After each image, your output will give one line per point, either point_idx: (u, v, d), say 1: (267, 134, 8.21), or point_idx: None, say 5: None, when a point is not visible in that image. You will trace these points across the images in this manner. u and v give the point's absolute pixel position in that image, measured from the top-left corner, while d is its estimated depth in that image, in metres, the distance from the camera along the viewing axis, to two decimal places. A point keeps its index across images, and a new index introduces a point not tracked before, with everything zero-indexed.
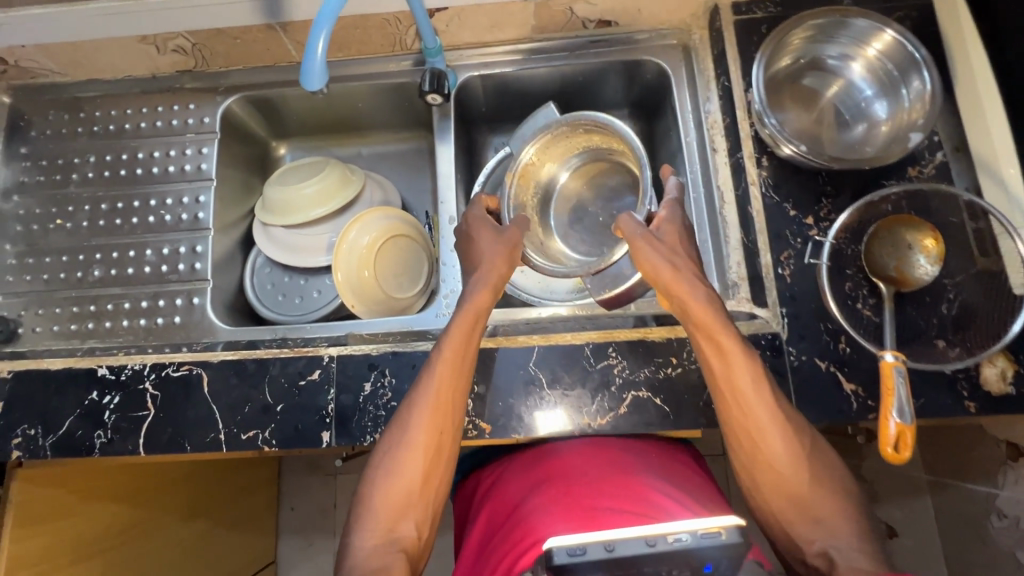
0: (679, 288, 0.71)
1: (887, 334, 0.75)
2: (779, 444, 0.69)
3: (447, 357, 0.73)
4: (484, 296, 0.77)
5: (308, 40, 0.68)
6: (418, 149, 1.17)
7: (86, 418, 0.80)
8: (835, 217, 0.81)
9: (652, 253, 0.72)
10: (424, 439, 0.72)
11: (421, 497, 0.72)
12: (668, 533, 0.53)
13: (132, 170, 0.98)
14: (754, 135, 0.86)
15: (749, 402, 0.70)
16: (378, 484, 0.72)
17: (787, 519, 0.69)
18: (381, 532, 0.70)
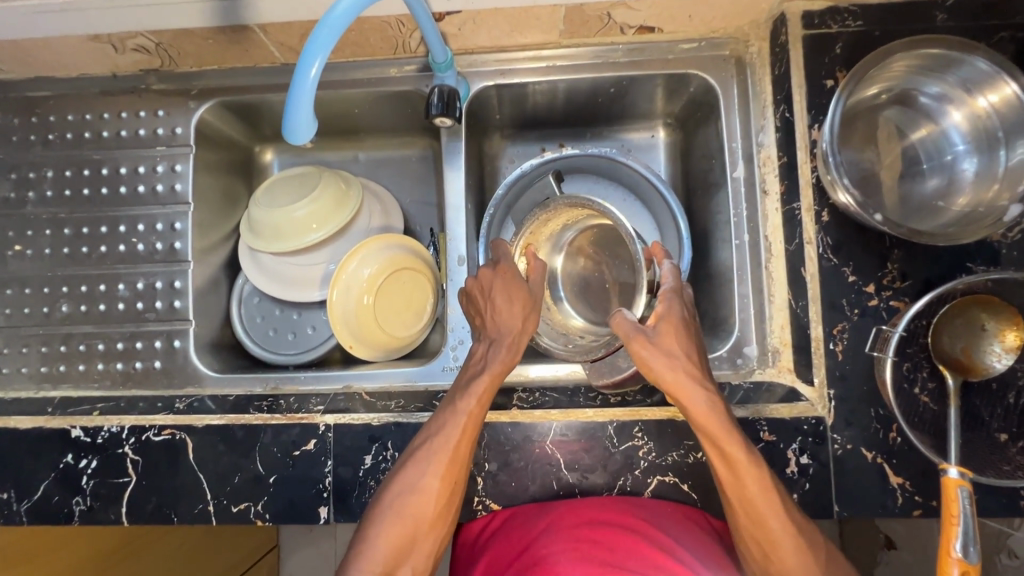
0: (682, 393, 0.61)
1: (953, 447, 0.64)
2: (793, 554, 0.60)
3: (472, 406, 0.67)
4: (509, 353, 0.71)
5: (299, 64, 0.56)
6: (422, 156, 1.04)
7: (62, 483, 0.73)
8: (898, 286, 0.71)
9: (655, 361, 0.62)
10: (437, 485, 0.65)
11: (423, 543, 0.65)
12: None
13: (98, 189, 0.86)
14: (814, 181, 0.74)
15: (759, 511, 0.60)
16: (379, 524, 0.64)
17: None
18: (378, 574, 0.62)
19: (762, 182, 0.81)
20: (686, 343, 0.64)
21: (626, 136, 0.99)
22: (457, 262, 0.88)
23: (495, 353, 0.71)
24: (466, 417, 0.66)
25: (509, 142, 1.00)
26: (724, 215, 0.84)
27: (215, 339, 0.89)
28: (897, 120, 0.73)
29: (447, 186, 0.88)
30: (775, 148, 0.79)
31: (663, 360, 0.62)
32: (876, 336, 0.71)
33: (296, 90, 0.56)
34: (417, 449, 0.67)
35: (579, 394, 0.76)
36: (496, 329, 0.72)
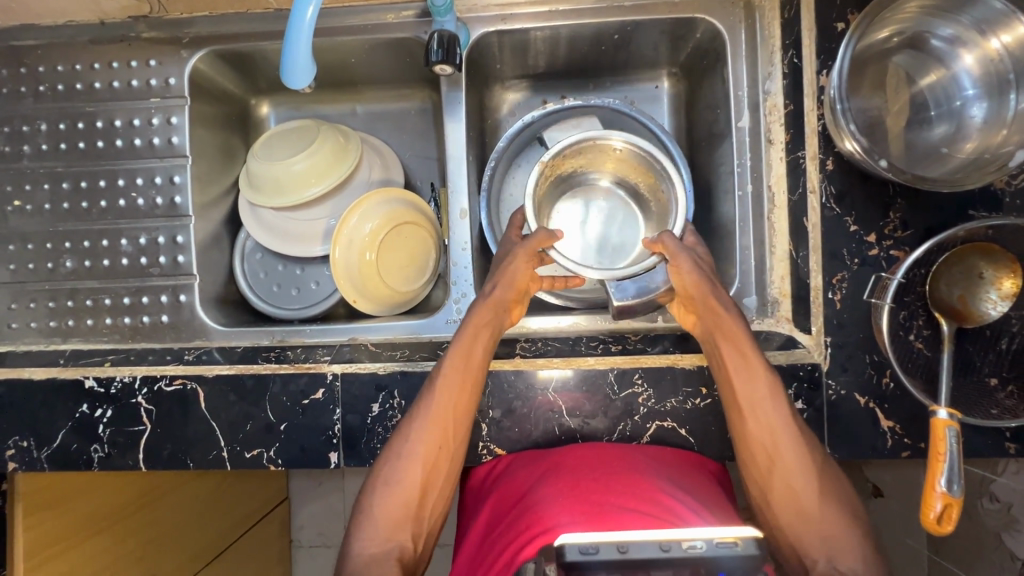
0: (709, 301, 0.68)
1: (943, 391, 0.66)
2: (796, 471, 0.63)
3: (448, 371, 0.68)
4: (491, 311, 0.72)
5: (295, 6, 0.54)
6: (421, 108, 1.02)
7: (80, 432, 0.75)
8: (900, 235, 0.72)
9: (688, 267, 0.68)
10: (424, 452, 0.66)
11: (417, 510, 0.66)
12: (683, 539, 0.49)
13: (94, 142, 0.85)
14: (819, 129, 0.73)
15: (769, 424, 0.64)
16: (376, 495, 0.66)
17: (823, 543, 0.60)
18: (376, 547, 0.63)
19: (768, 130, 0.79)
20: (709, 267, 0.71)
21: (629, 87, 0.97)
22: (458, 215, 0.87)
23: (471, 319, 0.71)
24: (446, 383, 0.68)
25: (510, 92, 0.99)
26: (727, 166, 0.84)
27: (220, 294, 0.89)
28: (907, 66, 0.71)
29: (448, 139, 0.87)
30: (781, 96, 0.77)
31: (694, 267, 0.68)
32: (876, 282, 0.72)
33: (293, 29, 0.54)
34: (405, 421, 0.68)
35: (581, 343, 0.78)
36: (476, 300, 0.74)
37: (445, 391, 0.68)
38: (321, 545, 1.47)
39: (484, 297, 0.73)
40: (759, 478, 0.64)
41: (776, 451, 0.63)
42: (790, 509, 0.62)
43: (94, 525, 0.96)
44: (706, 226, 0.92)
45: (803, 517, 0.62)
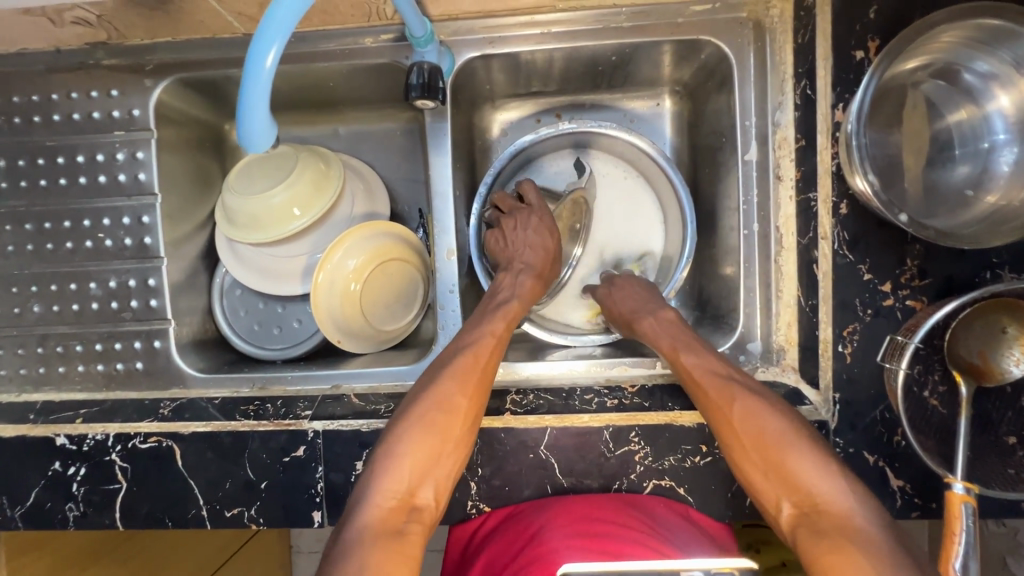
0: (640, 321, 0.76)
1: (959, 460, 0.61)
2: (751, 426, 0.61)
3: (498, 329, 0.72)
4: (532, 285, 0.79)
5: (252, 49, 0.50)
6: (407, 129, 0.96)
7: (53, 490, 0.73)
8: (917, 284, 0.66)
9: (622, 297, 0.80)
10: (465, 402, 0.65)
11: (444, 462, 0.63)
12: (681, 570, 0.52)
13: (56, 180, 0.80)
14: (834, 169, 0.67)
15: (720, 381, 0.65)
16: (406, 436, 0.62)
17: (799, 495, 0.57)
18: (400, 496, 0.60)
19: (777, 166, 0.74)
20: (650, 297, 0.79)
21: (629, 106, 0.91)
22: (445, 254, 0.82)
23: (513, 290, 0.78)
24: (494, 339, 0.71)
25: (501, 112, 0.93)
26: (732, 201, 0.79)
27: (197, 336, 0.85)
28: (935, 98, 0.65)
29: (432, 172, 0.81)
30: (793, 128, 0.72)
31: (627, 297, 0.80)
32: (889, 344, 0.67)
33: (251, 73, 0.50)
34: (444, 370, 0.67)
35: (575, 395, 0.74)
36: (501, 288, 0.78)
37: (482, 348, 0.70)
38: None
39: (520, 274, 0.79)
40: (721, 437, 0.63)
41: (733, 417, 0.62)
42: (769, 461, 0.60)
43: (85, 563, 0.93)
44: (709, 259, 0.87)
45: (774, 470, 0.59)
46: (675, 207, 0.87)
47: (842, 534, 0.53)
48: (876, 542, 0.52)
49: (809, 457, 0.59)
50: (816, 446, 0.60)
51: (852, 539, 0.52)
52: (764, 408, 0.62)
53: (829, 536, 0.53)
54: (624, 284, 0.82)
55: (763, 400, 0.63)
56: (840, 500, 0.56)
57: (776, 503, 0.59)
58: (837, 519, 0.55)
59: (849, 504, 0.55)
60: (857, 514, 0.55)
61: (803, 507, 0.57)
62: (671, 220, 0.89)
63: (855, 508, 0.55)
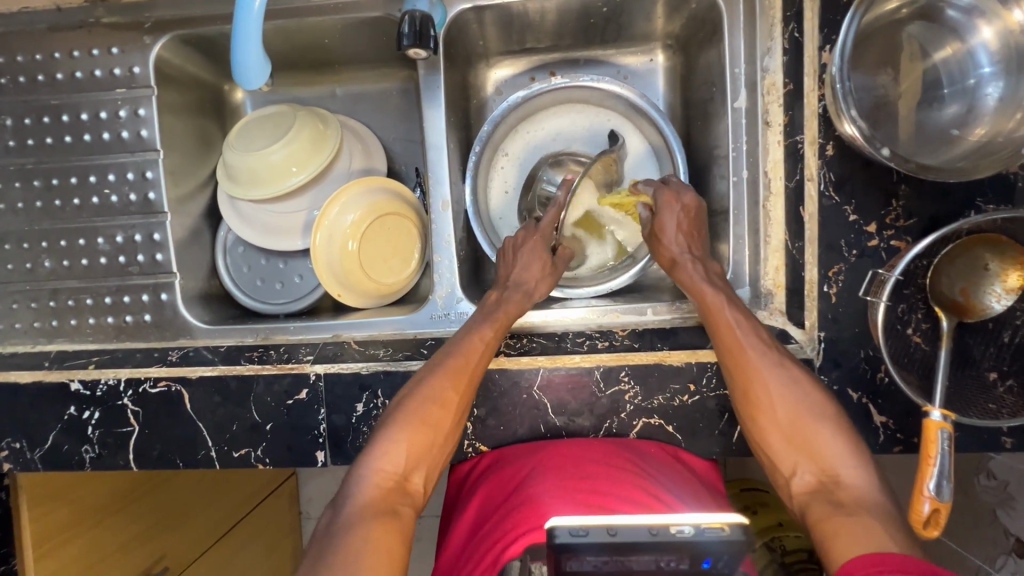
0: (681, 268, 0.74)
1: (937, 391, 0.63)
2: (790, 401, 0.63)
3: (487, 334, 0.70)
4: (521, 299, 0.75)
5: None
6: (403, 89, 0.97)
7: (69, 433, 0.76)
8: (902, 224, 0.68)
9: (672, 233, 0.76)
10: (454, 399, 0.65)
11: (437, 450, 0.64)
12: (670, 525, 0.50)
13: (61, 137, 0.82)
14: (820, 111, 0.68)
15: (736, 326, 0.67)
16: (402, 428, 0.62)
17: (821, 465, 0.60)
18: (391, 479, 0.59)
19: (765, 112, 0.75)
20: (700, 241, 0.76)
21: (623, 61, 0.93)
22: (440, 208, 0.84)
23: (506, 297, 0.75)
24: (484, 346, 0.69)
25: (496, 70, 0.94)
26: (723, 150, 0.80)
27: (203, 291, 0.88)
28: (919, 38, 0.66)
29: (427, 126, 0.83)
30: (781, 73, 0.72)
31: (675, 233, 0.76)
32: (871, 279, 0.68)
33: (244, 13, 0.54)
34: (438, 366, 0.67)
35: (567, 339, 0.76)
36: (518, 261, 0.79)
37: (473, 355, 0.68)
38: None
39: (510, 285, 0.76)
40: (752, 410, 0.65)
41: (772, 394, 0.63)
42: (802, 431, 0.62)
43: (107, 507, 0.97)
44: None
45: (804, 442, 0.61)
46: (667, 160, 0.88)
47: (858, 500, 0.55)
48: (888, 508, 0.54)
49: (838, 431, 0.61)
50: (841, 421, 0.62)
51: (868, 503, 0.54)
52: (803, 380, 0.64)
53: (843, 502, 0.55)
54: (682, 215, 0.76)
55: (787, 373, 0.64)
56: (860, 474, 0.58)
57: (792, 471, 0.61)
58: (856, 489, 0.56)
59: (868, 478, 0.57)
60: (875, 486, 0.57)
61: (823, 477, 0.59)
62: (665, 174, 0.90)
63: (871, 481, 0.57)
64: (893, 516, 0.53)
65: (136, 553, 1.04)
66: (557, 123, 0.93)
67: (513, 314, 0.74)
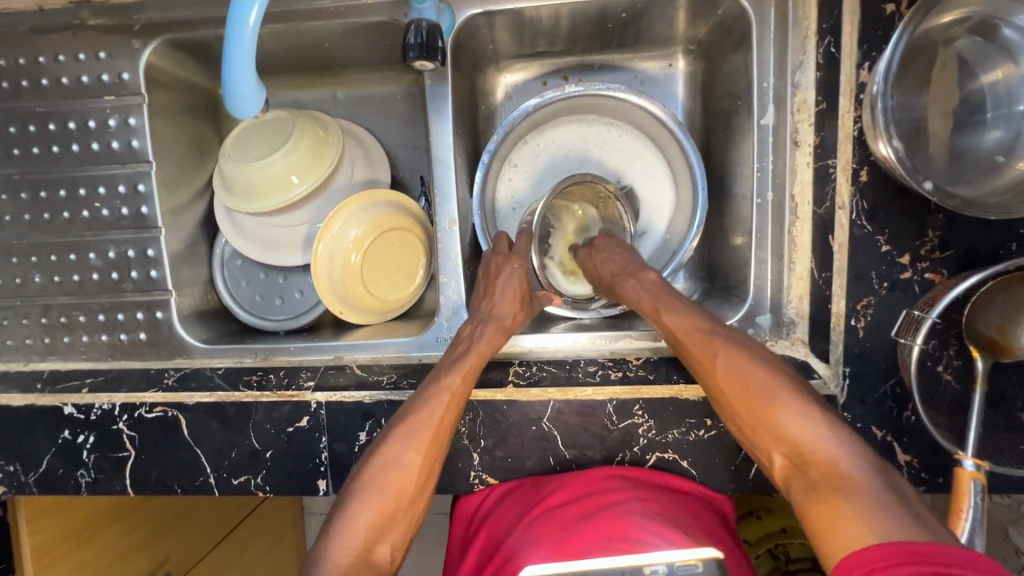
0: (627, 287, 0.71)
1: (970, 437, 0.59)
2: (733, 380, 0.59)
3: (455, 383, 0.65)
4: (495, 336, 0.70)
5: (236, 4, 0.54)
6: (408, 93, 0.92)
7: (64, 457, 0.74)
8: (937, 257, 0.64)
9: (605, 262, 0.75)
10: (419, 460, 0.62)
11: (404, 515, 0.61)
12: (644, 565, 0.51)
13: (49, 147, 0.78)
14: (856, 134, 0.64)
15: (694, 331, 0.64)
16: (364, 498, 0.60)
17: (788, 447, 0.54)
18: (357, 552, 0.57)
19: (794, 131, 0.71)
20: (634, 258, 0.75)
21: (641, 66, 0.87)
22: (447, 224, 0.80)
23: (480, 330, 0.70)
24: (450, 395, 0.65)
25: (505, 74, 0.89)
26: (746, 167, 0.76)
27: (199, 307, 0.85)
28: (969, 54, 0.60)
29: (433, 138, 0.79)
30: (814, 90, 0.68)
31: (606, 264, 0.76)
32: (903, 318, 0.64)
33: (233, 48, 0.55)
34: (402, 422, 0.64)
35: (578, 368, 0.73)
36: (484, 304, 0.73)
37: (439, 407, 0.64)
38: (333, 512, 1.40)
39: (486, 320, 0.71)
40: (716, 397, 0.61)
41: (716, 372, 0.60)
42: (756, 417, 0.57)
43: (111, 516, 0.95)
44: (720, 228, 0.84)
45: (761, 424, 0.56)
46: (685, 175, 0.84)
47: (832, 478, 0.49)
48: (869, 486, 0.47)
49: (797, 404, 0.55)
50: (807, 398, 0.56)
51: (846, 482, 0.48)
52: (746, 357, 0.60)
53: (822, 488, 0.49)
54: (613, 249, 0.76)
55: (739, 350, 0.61)
56: (829, 443, 0.52)
57: (767, 456, 0.56)
58: (829, 464, 0.50)
59: (838, 446, 0.51)
60: (847, 456, 0.50)
61: (792, 458, 0.53)
62: (682, 187, 0.86)
63: (844, 450, 0.51)
64: (879, 494, 0.46)
65: (139, 560, 1.01)
66: (569, 133, 0.89)
67: (485, 353, 0.68)
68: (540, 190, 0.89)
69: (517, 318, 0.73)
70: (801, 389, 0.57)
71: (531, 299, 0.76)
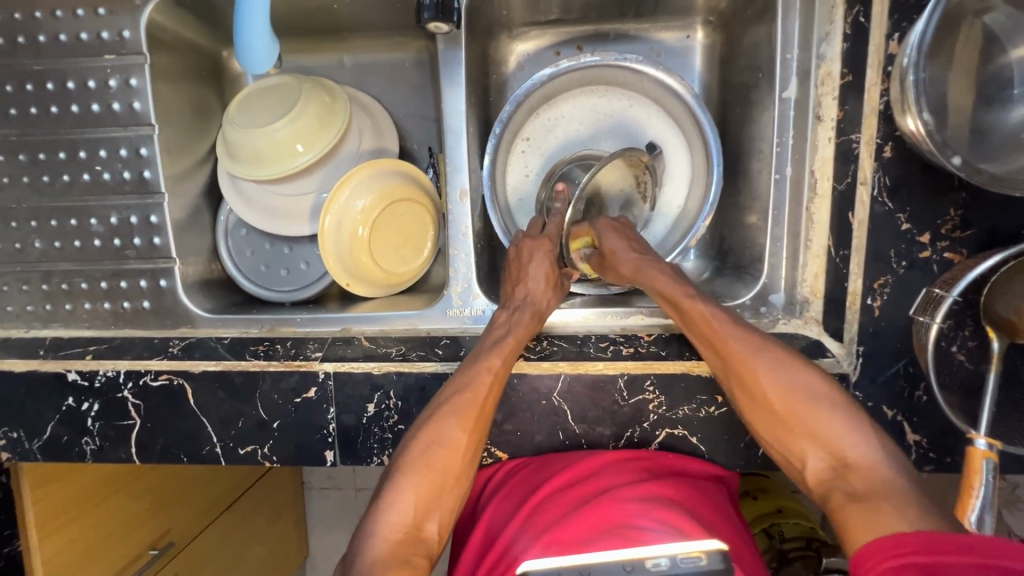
0: (646, 274, 0.69)
1: (983, 417, 0.59)
2: (779, 387, 0.58)
3: (496, 363, 0.65)
4: (532, 320, 0.70)
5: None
6: (417, 60, 0.89)
7: (68, 424, 0.73)
8: (958, 235, 0.63)
9: (620, 246, 0.71)
10: (464, 438, 0.62)
11: (448, 494, 0.60)
12: (646, 557, 0.52)
13: (47, 108, 0.75)
14: (881, 107, 0.62)
15: (710, 324, 0.63)
16: (410, 478, 0.59)
17: (825, 452, 0.55)
18: (405, 528, 0.57)
19: (817, 104, 0.69)
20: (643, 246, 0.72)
21: (658, 37, 0.85)
22: (457, 195, 0.79)
23: (517, 312, 0.70)
24: (492, 375, 0.64)
25: (518, 43, 0.87)
26: (765, 142, 0.74)
27: (203, 276, 0.84)
28: (1002, 26, 0.58)
29: (445, 106, 0.76)
30: (839, 63, 0.65)
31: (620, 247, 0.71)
32: (923, 297, 0.64)
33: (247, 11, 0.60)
34: (443, 400, 0.63)
35: (590, 343, 0.73)
36: (522, 283, 0.72)
37: (481, 386, 0.64)
38: (333, 488, 1.42)
39: (523, 302, 0.71)
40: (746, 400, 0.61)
41: (760, 383, 0.59)
42: (795, 424, 0.57)
43: (111, 486, 0.94)
44: (734, 205, 0.83)
45: (800, 432, 0.57)
46: (701, 151, 0.82)
47: (870, 485, 0.51)
48: (905, 490, 0.49)
49: (838, 413, 0.56)
50: (847, 408, 0.56)
51: (880, 488, 0.50)
52: (789, 363, 0.59)
53: (855, 495, 0.50)
54: (624, 233, 0.73)
55: (780, 358, 0.60)
56: (865, 452, 0.53)
57: (801, 461, 0.57)
58: (869, 474, 0.51)
59: (875, 456, 0.53)
60: (883, 466, 0.52)
61: (830, 463, 0.54)
62: (697, 162, 0.84)
63: (880, 458, 0.52)
64: (909, 495, 0.48)
65: (141, 531, 1.02)
66: (583, 104, 0.87)
67: (523, 337, 0.68)
68: (552, 160, 0.87)
69: (553, 300, 0.73)
70: (842, 398, 0.57)
71: (562, 279, 0.74)
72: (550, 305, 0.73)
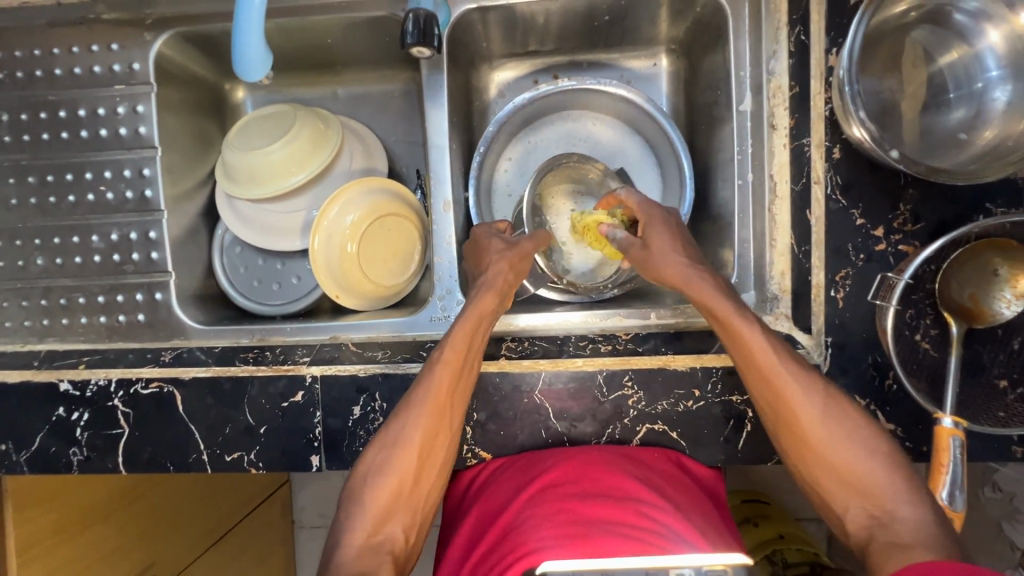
0: (691, 283, 0.64)
1: (948, 398, 0.62)
2: (829, 433, 0.58)
3: (449, 359, 0.65)
4: (494, 300, 0.69)
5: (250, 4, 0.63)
6: (405, 90, 0.96)
7: (57, 435, 0.74)
8: (910, 229, 0.67)
9: (665, 248, 0.67)
10: (418, 438, 0.63)
11: (410, 497, 0.63)
12: (669, 567, 0.53)
13: (58, 134, 0.81)
14: (827, 114, 0.69)
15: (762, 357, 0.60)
16: (371, 483, 0.62)
17: (869, 502, 0.56)
18: (366, 534, 0.60)
19: (771, 115, 0.74)
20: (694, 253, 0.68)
21: (626, 65, 0.93)
22: (441, 207, 0.83)
23: (472, 298, 0.69)
24: (443, 368, 0.64)
25: (499, 72, 0.94)
26: (728, 152, 0.80)
27: (198, 291, 0.87)
28: (927, 40, 0.65)
29: (429, 126, 0.82)
30: (787, 76, 0.72)
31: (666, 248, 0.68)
32: (880, 284, 0.67)
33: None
34: (403, 401, 0.65)
35: (569, 342, 0.75)
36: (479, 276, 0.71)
37: (438, 388, 0.64)
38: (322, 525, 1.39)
39: (480, 290, 0.69)
40: (794, 437, 0.60)
41: (806, 423, 0.59)
42: (842, 472, 0.57)
43: (93, 512, 0.93)
44: (704, 215, 0.87)
45: (844, 482, 0.57)
46: (672, 164, 0.87)
47: (913, 537, 0.52)
48: (940, 542, 0.51)
49: (882, 464, 0.57)
50: (886, 454, 0.58)
51: (921, 539, 0.52)
52: (831, 402, 0.60)
53: (900, 545, 0.52)
54: (669, 233, 0.68)
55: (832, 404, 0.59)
56: (906, 505, 0.55)
57: (842, 510, 0.58)
58: (903, 528, 0.54)
59: (914, 507, 0.54)
60: (924, 518, 0.54)
61: (873, 513, 0.56)
62: (670, 176, 0.89)
63: (917, 509, 0.54)
64: (942, 546, 0.51)
65: (122, 565, 0.98)
66: (561, 126, 0.93)
67: (477, 325, 0.67)
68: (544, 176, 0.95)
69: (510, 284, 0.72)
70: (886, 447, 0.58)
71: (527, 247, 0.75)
72: (510, 286, 0.72)
